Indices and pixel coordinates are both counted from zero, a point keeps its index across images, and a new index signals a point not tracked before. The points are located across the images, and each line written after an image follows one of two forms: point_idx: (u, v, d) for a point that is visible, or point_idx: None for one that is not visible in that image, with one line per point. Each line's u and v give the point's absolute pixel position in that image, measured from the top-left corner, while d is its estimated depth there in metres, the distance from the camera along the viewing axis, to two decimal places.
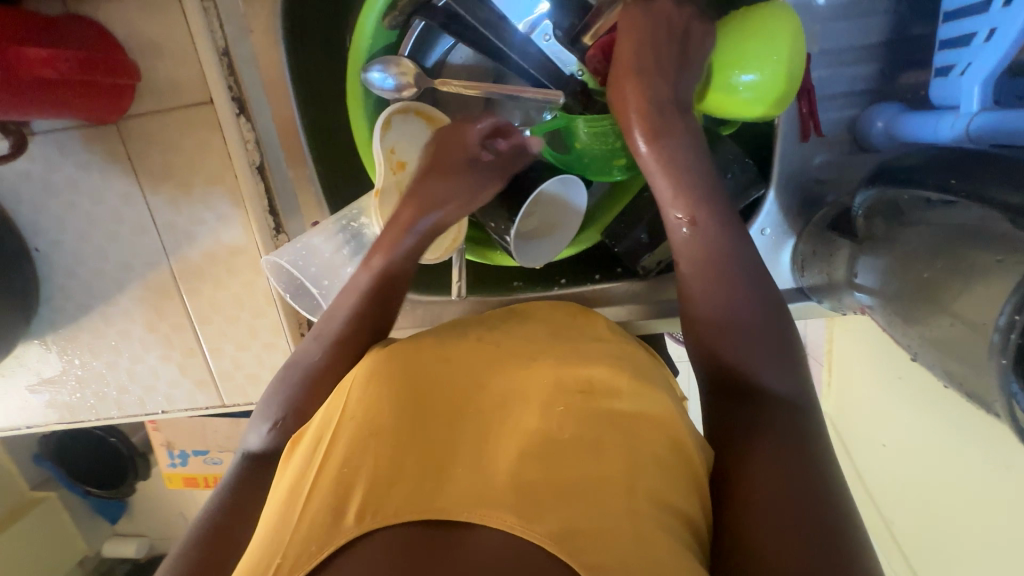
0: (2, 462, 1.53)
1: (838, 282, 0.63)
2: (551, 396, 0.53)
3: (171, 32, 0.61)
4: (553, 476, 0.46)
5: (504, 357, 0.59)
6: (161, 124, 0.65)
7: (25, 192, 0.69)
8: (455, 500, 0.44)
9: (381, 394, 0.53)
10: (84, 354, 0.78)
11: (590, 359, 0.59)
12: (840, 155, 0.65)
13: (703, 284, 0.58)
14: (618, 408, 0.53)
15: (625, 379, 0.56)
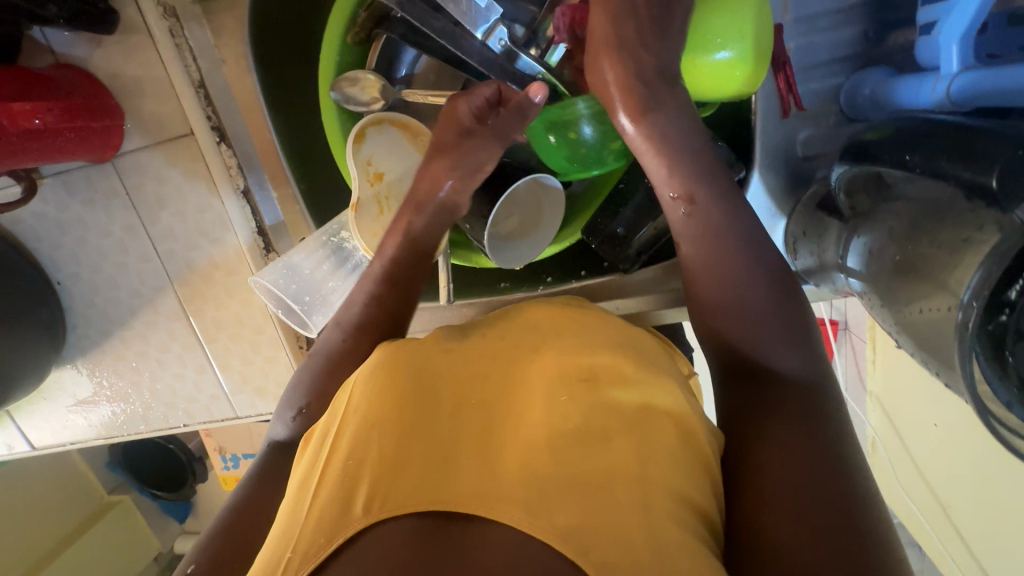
0: (81, 469, 1.71)
1: (829, 262, 0.59)
2: (555, 386, 0.51)
3: (149, 70, 0.65)
4: (562, 468, 0.44)
5: (505, 349, 0.57)
6: (151, 157, 0.69)
7: (44, 232, 0.75)
8: (461, 494, 0.43)
9: (382, 386, 0.51)
10: (111, 375, 0.84)
11: (597, 347, 0.56)
12: (826, 128, 0.62)
13: (706, 266, 0.55)
14: (624, 398, 0.50)
15: (632, 366, 0.53)
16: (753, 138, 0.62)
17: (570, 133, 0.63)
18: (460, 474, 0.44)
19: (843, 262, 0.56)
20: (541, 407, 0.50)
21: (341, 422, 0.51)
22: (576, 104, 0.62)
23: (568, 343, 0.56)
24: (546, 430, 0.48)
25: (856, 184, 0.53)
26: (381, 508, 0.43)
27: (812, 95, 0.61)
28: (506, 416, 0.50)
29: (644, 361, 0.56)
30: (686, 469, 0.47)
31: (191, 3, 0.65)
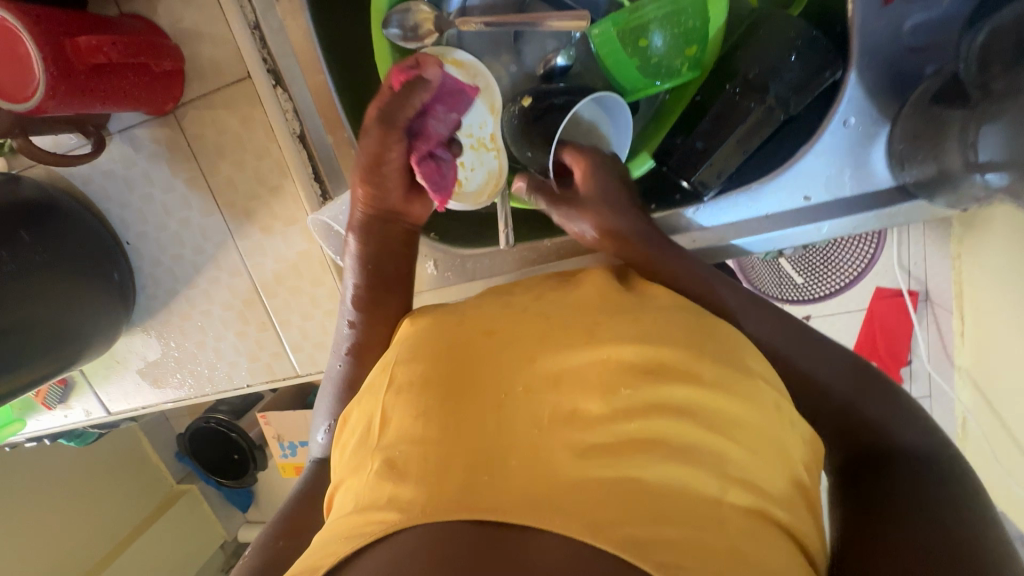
0: (152, 455, 1.78)
1: (952, 174, 0.52)
2: (614, 374, 0.45)
3: (207, 14, 0.66)
4: (621, 475, 0.40)
5: (556, 327, 0.49)
6: (210, 105, 0.69)
7: (113, 190, 0.77)
8: (511, 500, 0.39)
9: (420, 381, 0.47)
10: (177, 336, 0.85)
11: (663, 330, 0.48)
12: (938, 11, 0.54)
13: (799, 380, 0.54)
14: (687, 395, 0.44)
15: (706, 363, 0.46)
16: (850, 32, 0.56)
17: (638, 42, 0.59)
18: (507, 480, 0.40)
19: (975, 159, 0.48)
20: (598, 396, 0.44)
21: (384, 409, 0.48)
22: (644, 6, 0.57)
23: (629, 324, 0.49)
24: (603, 420, 0.43)
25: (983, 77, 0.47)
26: (421, 510, 0.40)
27: None
28: (558, 406, 0.44)
29: (719, 350, 0.48)
30: (754, 466, 0.44)
31: None
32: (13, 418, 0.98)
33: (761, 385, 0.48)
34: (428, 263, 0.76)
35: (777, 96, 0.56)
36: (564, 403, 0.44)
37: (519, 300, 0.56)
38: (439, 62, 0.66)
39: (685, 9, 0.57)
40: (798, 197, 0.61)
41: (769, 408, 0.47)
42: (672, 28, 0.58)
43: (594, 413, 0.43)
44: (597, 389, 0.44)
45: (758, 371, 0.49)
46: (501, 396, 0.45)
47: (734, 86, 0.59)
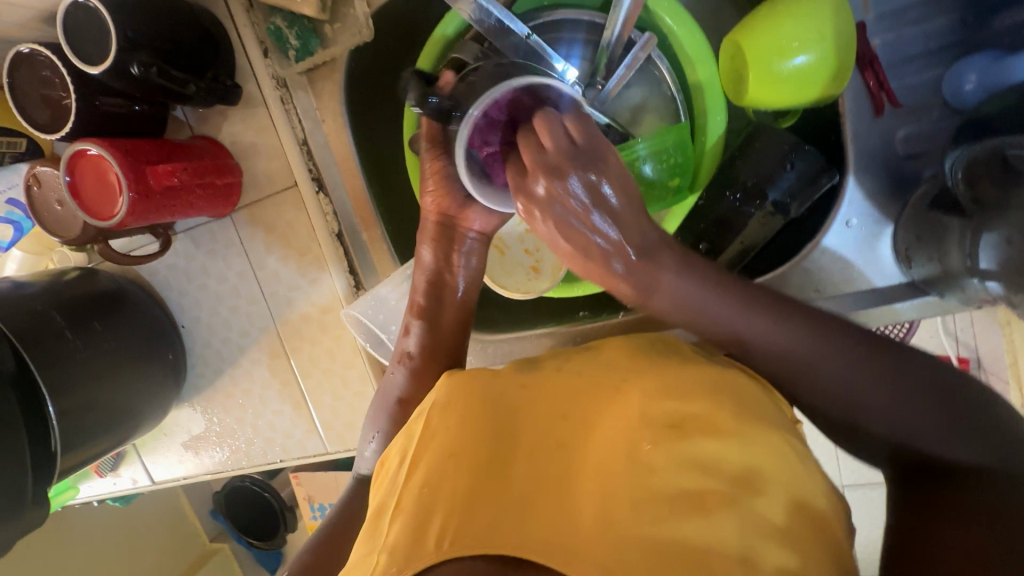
0: (189, 515, 1.81)
1: (951, 269, 0.54)
2: (637, 430, 0.48)
3: (263, 133, 0.75)
4: (638, 522, 0.43)
5: (586, 387, 0.53)
6: (262, 209, 0.78)
7: (174, 281, 0.86)
8: (537, 540, 0.42)
9: (455, 427, 0.51)
10: (220, 412, 0.92)
11: (687, 389, 0.50)
12: (928, 123, 0.57)
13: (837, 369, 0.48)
14: (715, 451, 0.46)
15: (726, 417, 0.48)
16: (845, 141, 0.58)
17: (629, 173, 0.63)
18: (528, 520, 0.44)
19: (975, 263, 0.50)
20: (620, 451, 0.48)
21: (419, 447, 0.52)
22: (635, 146, 0.61)
23: (655, 380, 0.51)
24: (628, 483, 0.46)
25: (975, 179, 0.49)
26: (451, 544, 0.43)
27: (910, 91, 0.57)
28: (583, 460, 0.48)
29: (749, 409, 0.49)
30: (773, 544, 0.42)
31: (298, 75, 0.74)
32: (69, 485, 1.05)
33: (777, 437, 0.48)
34: None
35: (775, 203, 0.61)
36: (589, 459, 0.48)
37: (553, 363, 0.57)
38: None
39: (670, 148, 0.63)
40: (809, 290, 0.63)
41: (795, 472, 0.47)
42: (663, 161, 0.63)
43: (620, 468, 0.46)
44: (619, 450, 0.48)
45: (778, 423, 0.49)
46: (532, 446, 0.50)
47: (735, 195, 0.65)
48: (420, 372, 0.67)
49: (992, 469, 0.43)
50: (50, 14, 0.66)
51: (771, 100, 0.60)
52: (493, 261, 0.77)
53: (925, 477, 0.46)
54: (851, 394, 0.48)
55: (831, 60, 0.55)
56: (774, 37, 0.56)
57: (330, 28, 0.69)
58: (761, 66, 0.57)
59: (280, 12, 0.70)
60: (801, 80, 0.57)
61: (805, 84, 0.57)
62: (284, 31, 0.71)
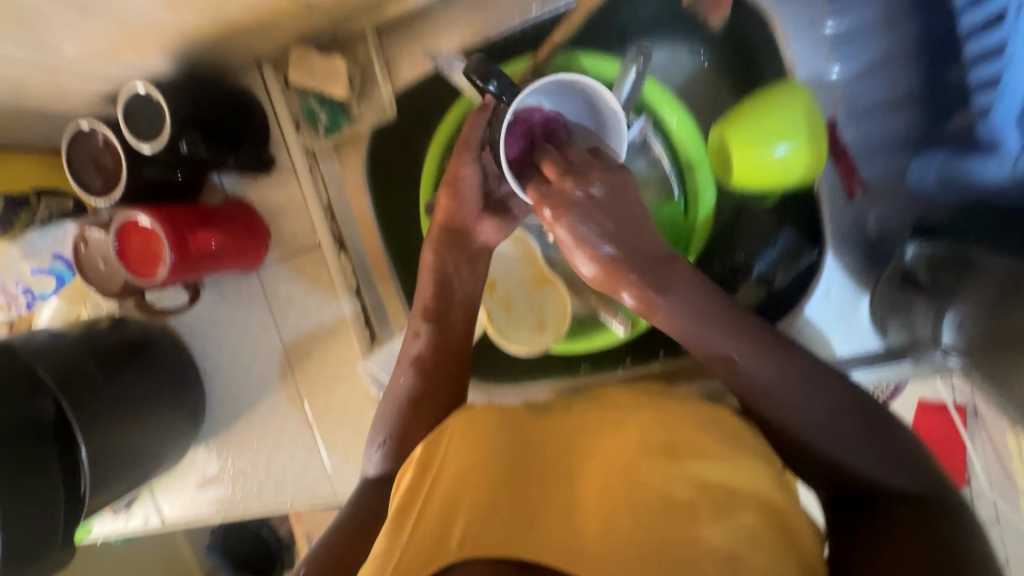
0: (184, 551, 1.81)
1: (923, 335, 0.57)
2: (634, 452, 0.53)
3: (292, 197, 0.82)
4: (635, 528, 0.47)
5: (589, 420, 0.59)
6: (287, 266, 0.84)
7: (199, 329, 0.91)
8: (546, 543, 0.46)
9: (473, 441, 0.55)
10: (235, 454, 0.95)
11: (675, 419, 0.55)
12: (897, 207, 0.63)
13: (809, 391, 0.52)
14: (702, 470, 0.51)
15: (710, 440, 0.53)
16: (823, 221, 0.65)
17: None
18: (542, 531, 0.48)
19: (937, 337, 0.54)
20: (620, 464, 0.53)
21: (437, 457, 0.55)
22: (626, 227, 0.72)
23: (648, 415, 0.57)
24: (629, 494, 0.50)
25: (941, 263, 0.56)
26: (470, 547, 0.46)
27: (879, 176, 0.63)
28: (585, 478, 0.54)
29: (729, 433, 0.54)
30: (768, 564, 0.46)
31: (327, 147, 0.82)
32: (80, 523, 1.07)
33: (758, 457, 0.53)
34: None
35: (761, 273, 0.69)
36: (588, 475, 0.54)
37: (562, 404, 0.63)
38: None
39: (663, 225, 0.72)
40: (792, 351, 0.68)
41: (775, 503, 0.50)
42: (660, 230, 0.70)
43: (617, 485, 0.51)
44: (618, 468, 0.53)
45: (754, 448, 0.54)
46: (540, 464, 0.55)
47: (723, 264, 0.71)
48: (429, 372, 0.67)
49: (926, 500, 0.50)
50: (109, 94, 0.74)
51: (749, 181, 0.65)
52: (500, 318, 0.82)
53: (862, 503, 0.52)
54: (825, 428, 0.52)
55: (802, 167, 0.63)
56: (785, 127, 0.62)
57: (357, 106, 0.78)
58: (752, 148, 0.63)
59: (313, 93, 0.77)
60: (777, 174, 0.63)
61: (776, 179, 0.64)
62: (316, 110, 0.78)
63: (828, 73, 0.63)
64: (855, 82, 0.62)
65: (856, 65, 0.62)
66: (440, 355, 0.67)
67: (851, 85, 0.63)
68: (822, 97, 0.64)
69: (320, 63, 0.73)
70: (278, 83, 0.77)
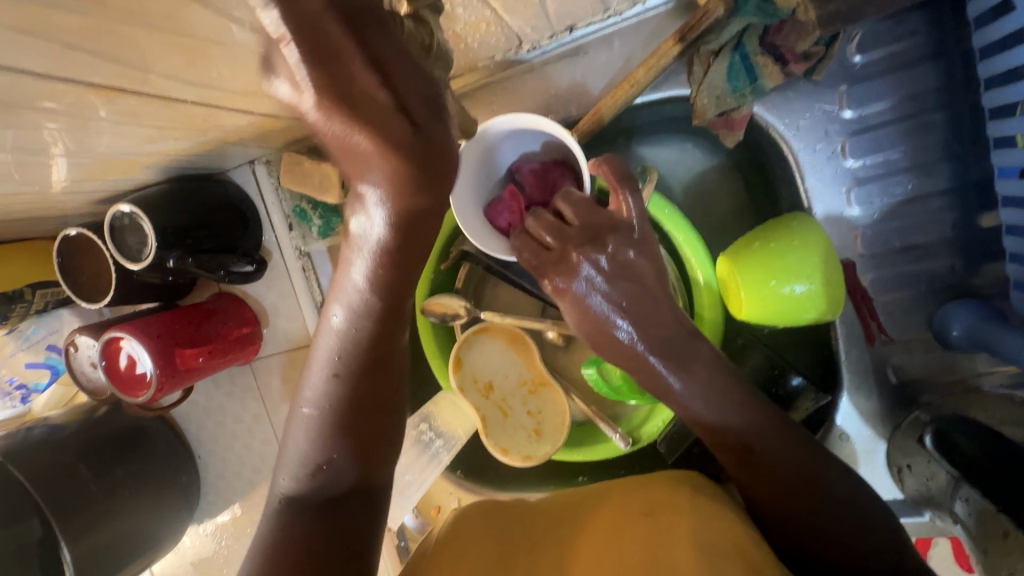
0: None
1: (939, 498, 0.51)
2: (617, 521, 0.53)
3: (283, 295, 0.79)
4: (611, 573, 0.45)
5: (578, 504, 0.60)
6: (280, 362, 0.82)
7: (194, 414, 0.90)
8: None
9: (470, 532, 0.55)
10: (229, 537, 0.94)
11: (659, 493, 0.56)
12: (923, 355, 0.58)
13: (798, 451, 0.54)
14: (682, 523, 0.49)
15: (687, 503, 0.53)
16: (839, 364, 0.61)
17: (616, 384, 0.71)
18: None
19: (951, 509, 0.49)
20: (605, 543, 0.50)
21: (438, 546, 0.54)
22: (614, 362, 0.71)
23: (634, 497, 0.57)
24: (616, 565, 0.46)
25: (951, 425, 0.51)
26: None
27: (899, 325, 0.59)
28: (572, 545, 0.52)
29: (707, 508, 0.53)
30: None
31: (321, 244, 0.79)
32: None
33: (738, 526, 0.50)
34: (453, 499, 0.82)
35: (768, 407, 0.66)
36: (574, 540, 0.53)
37: (561, 497, 0.64)
38: (468, 345, 0.79)
39: None
40: None
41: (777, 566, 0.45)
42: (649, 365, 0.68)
43: (596, 549, 0.50)
44: (601, 536, 0.52)
45: (725, 515, 0.52)
46: (533, 544, 0.53)
47: None
48: (351, 376, 0.51)
49: None
50: (102, 198, 0.72)
51: (748, 293, 0.59)
52: (495, 424, 0.78)
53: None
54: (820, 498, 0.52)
55: (792, 312, 0.58)
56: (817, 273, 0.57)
57: None
58: (778, 265, 0.58)
59: (306, 195, 0.75)
60: (771, 308, 0.59)
61: (764, 309, 0.59)
62: (308, 211, 0.75)
63: (848, 211, 0.58)
64: (874, 225, 0.58)
65: (879, 206, 0.57)
66: (381, 371, 0.51)
67: (871, 229, 0.58)
68: (840, 236, 0.59)
69: (312, 169, 0.71)
70: (271, 183, 0.76)
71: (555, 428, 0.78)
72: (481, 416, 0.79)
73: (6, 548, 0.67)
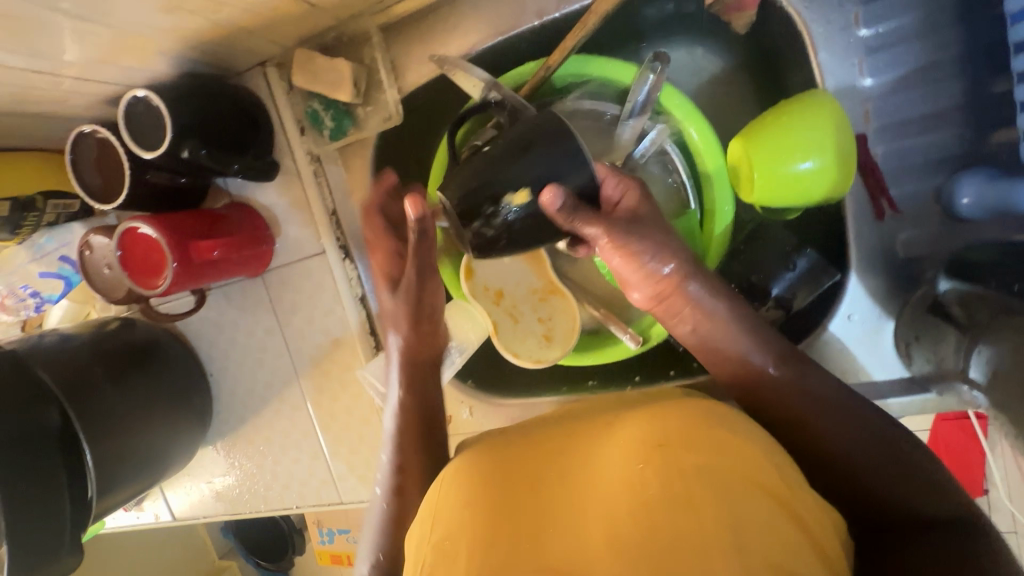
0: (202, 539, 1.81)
1: (948, 369, 0.54)
2: (628, 456, 0.51)
3: (294, 203, 0.80)
4: (644, 529, 0.45)
5: (579, 438, 0.60)
6: (291, 271, 0.83)
7: (205, 331, 0.91)
8: (557, 547, 0.46)
9: (476, 470, 0.57)
10: (242, 456, 0.95)
11: (670, 418, 0.54)
12: (929, 229, 0.59)
13: (797, 396, 0.58)
14: (700, 461, 0.48)
15: (700, 431, 0.51)
16: (848, 243, 0.62)
17: None
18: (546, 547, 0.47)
19: (964, 374, 0.51)
20: (616, 475, 0.51)
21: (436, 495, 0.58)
22: None
23: (640, 425, 0.55)
24: (635, 512, 0.46)
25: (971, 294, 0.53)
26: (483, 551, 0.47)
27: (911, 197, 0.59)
28: (583, 487, 0.53)
29: (721, 440, 0.50)
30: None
31: (331, 150, 0.79)
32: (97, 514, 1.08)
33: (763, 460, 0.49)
34: (464, 408, 0.82)
35: (777, 296, 0.66)
36: (586, 487, 0.52)
37: (565, 424, 0.63)
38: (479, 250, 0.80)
39: None
40: None
41: (794, 487, 0.48)
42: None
43: (615, 493, 0.49)
44: (614, 476, 0.51)
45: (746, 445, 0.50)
46: (541, 485, 0.54)
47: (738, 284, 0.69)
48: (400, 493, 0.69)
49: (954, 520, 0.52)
50: (110, 97, 0.72)
51: (761, 174, 0.60)
52: (506, 329, 0.80)
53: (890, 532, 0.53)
54: (838, 432, 0.56)
55: (798, 183, 0.59)
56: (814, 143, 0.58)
57: (362, 110, 0.75)
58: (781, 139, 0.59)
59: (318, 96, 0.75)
60: (782, 184, 0.59)
61: (777, 188, 0.60)
62: (321, 113, 0.77)
63: (861, 82, 0.60)
64: (883, 97, 0.59)
65: (890, 76, 0.59)
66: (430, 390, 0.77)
67: (881, 100, 0.60)
68: (852, 109, 0.61)
69: (324, 66, 0.71)
70: (283, 86, 0.76)
71: (565, 336, 0.78)
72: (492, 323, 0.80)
73: (27, 434, 0.66)
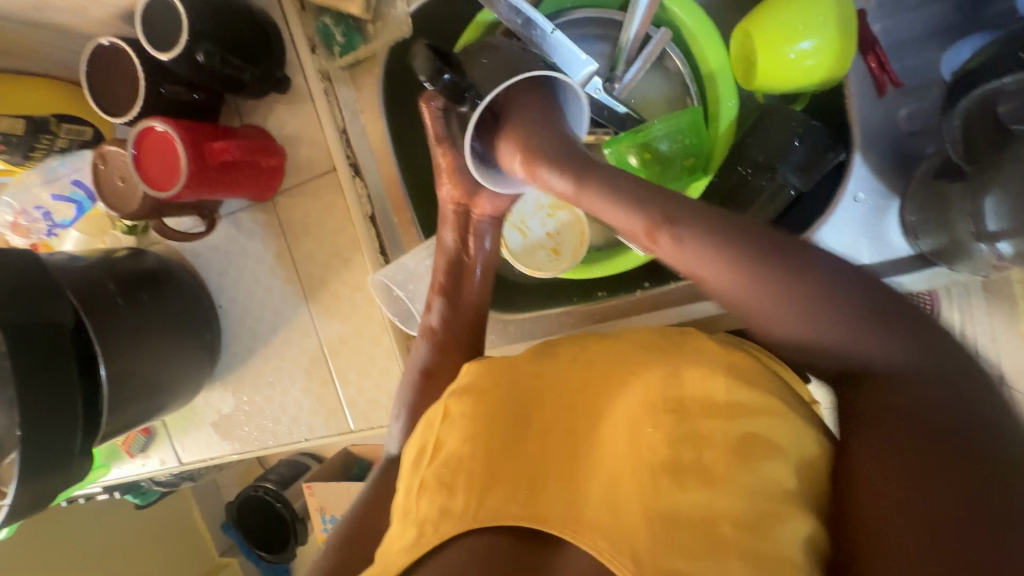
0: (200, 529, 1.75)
1: (956, 239, 0.56)
2: (641, 415, 0.53)
3: (306, 122, 0.81)
4: (644, 503, 0.48)
5: (595, 373, 0.58)
6: (303, 191, 0.84)
7: (215, 262, 0.91)
8: (552, 513, 0.50)
9: (481, 412, 0.57)
10: (250, 391, 0.94)
11: (695, 366, 0.54)
12: (929, 101, 0.61)
13: (745, 280, 0.44)
14: (712, 428, 0.50)
15: (724, 384, 0.51)
16: (851, 120, 0.62)
17: (644, 154, 0.69)
18: (550, 493, 0.52)
19: (981, 230, 0.53)
20: (626, 434, 0.53)
21: (439, 431, 0.59)
22: (650, 128, 0.68)
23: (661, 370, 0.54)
24: (632, 482, 0.50)
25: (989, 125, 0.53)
26: (477, 517, 0.52)
27: (909, 74, 0.62)
28: (590, 440, 0.55)
29: (741, 402, 0.50)
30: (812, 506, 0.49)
31: (341, 69, 0.82)
32: (100, 465, 1.06)
33: (781, 412, 0.51)
34: None
35: (784, 177, 0.64)
36: (594, 443, 0.55)
37: (572, 349, 0.62)
38: None
39: (685, 130, 0.69)
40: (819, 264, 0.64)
41: (795, 428, 0.51)
42: (677, 142, 0.69)
43: (621, 453, 0.53)
44: (625, 434, 0.53)
45: (774, 409, 0.50)
46: (545, 431, 0.56)
47: (745, 168, 0.68)
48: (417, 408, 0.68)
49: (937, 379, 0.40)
50: (126, 12, 0.74)
51: (760, 64, 0.63)
52: (516, 242, 0.81)
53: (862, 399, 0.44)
54: (802, 307, 0.43)
55: (794, 70, 0.62)
56: (808, 27, 0.60)
57: (372, 26, 0.77)
58: (779, 26, 0.61)
59: (330, 11, 0.79)
60: (777, 74, 0.63)
61: (773, 77, 0.63)
62: (332, 29, 0.79)
63: None
64: None
65: None
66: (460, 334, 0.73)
67: None
68: None
69: None
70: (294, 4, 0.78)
71: (573, 249, 0.78)
72: (502, 238, 0.81)
73: (38, 327, 0.64)
